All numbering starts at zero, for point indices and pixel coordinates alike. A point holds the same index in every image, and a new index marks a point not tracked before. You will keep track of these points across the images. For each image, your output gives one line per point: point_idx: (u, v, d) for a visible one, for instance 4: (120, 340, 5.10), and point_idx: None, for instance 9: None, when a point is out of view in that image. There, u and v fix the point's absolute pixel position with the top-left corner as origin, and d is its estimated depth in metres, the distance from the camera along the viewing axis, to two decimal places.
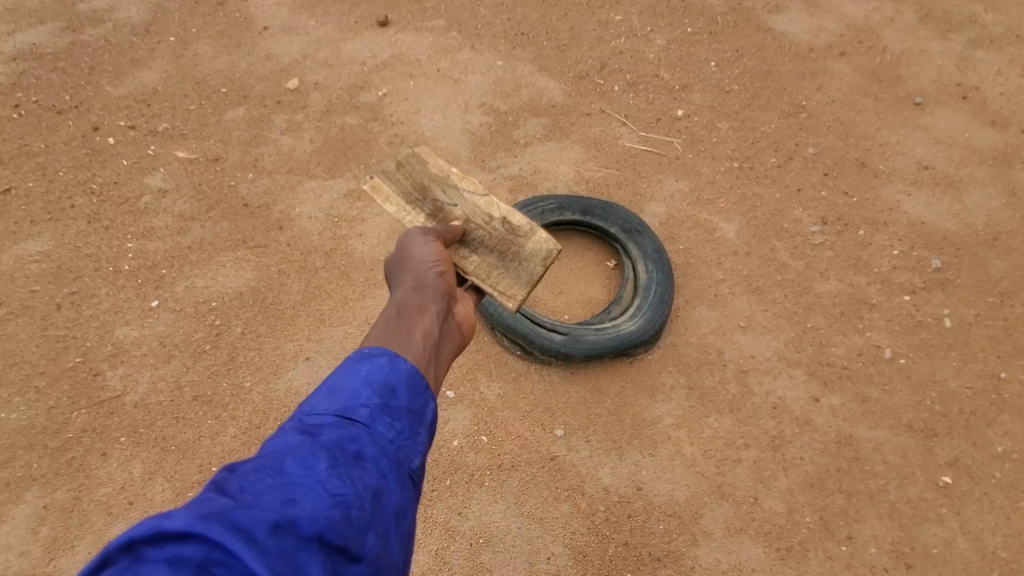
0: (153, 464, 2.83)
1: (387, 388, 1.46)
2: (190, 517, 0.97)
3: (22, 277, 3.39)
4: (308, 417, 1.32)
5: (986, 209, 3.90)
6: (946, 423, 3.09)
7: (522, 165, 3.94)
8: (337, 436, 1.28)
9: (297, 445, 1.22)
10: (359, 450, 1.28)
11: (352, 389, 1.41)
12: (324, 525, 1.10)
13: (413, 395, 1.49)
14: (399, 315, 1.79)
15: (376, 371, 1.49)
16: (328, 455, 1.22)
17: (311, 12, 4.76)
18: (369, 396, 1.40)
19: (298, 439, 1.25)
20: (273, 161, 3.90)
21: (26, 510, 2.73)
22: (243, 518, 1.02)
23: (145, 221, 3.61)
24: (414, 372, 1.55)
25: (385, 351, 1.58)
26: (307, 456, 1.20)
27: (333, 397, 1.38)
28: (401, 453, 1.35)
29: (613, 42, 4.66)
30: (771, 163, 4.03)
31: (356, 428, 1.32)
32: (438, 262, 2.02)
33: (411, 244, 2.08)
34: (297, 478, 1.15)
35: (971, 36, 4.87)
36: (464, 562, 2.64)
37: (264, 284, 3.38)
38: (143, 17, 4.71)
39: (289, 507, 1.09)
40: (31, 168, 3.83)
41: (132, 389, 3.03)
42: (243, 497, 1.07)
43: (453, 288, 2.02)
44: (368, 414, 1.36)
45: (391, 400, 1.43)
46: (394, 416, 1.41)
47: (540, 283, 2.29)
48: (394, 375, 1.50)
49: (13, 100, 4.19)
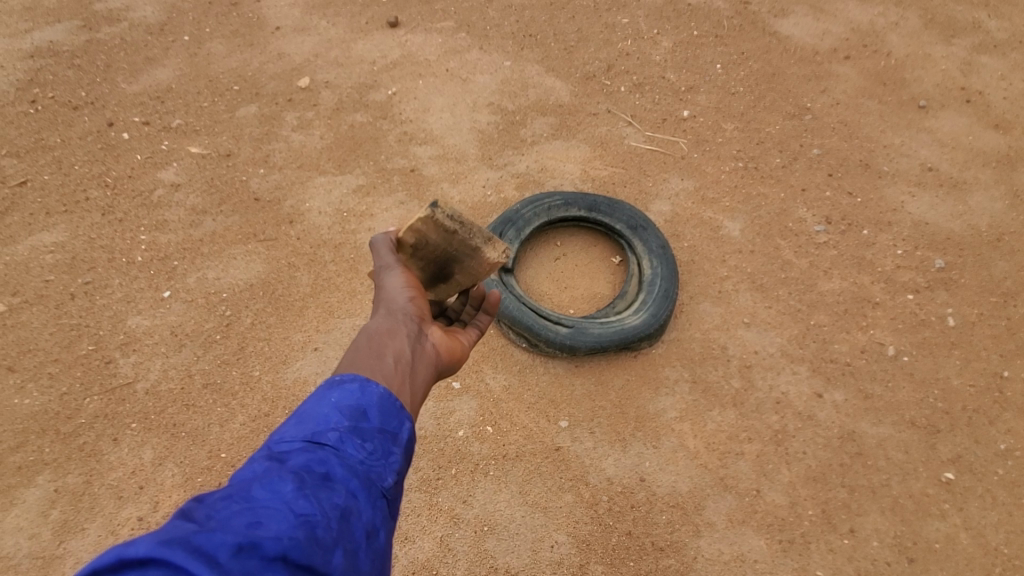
0: (164, 449, 2.88)
1: (358, 411, 1.44)
2: (152, 543, 0.95)
3: (37, 267, 3.45)
4: (276, 446, 1.32)
5: (990, 211, 3.92)
6: (949, 420, 3.10)
7: (529, 163, 3.99)
8: (305, 461, 1.27)
9: (263, 471, 1.21)
10: (327, 472, 1.27)
11: (320, 415, 1.39)
12: (288, 544, 1.08)
13: (385, 416, 1.48)
14: (369, 340, 1.71)
15: (346, 397, 1.47)
16: (295, 478, 1.21)
17: (323, 13, 4.85)
18: (338, 420, 1.39)
19: (266, 465, 1.24)
20: (284, 157, 3.97)
21: (37, 493, 2.78)
22: (206, 542, 1.00)
23: (158, 214, 3.68)
24: (386, 395, 1.52)
25: (356, 376, 1.54)
26: (273, 480, 1.19)
27: (301, 426, 1.36)
28: (372, 473, 1.35)
29: (619, 44, 4.72)
30: (776, 163, 4.07)
31: (325, 451, 1.31)
32: (407, 289, 1.93)
33: (382, 275, 2.00)
34: (264, 501, 1.13)
35: (975, 41, 4.91)
36: (468, 549, 2.67)
37: (274, 276, 3.44)
38: (158, 17, 4.80)
39: (254, 529, 1.07)
40: (47, 162, 3.90)
41: (143, 377, 3.09)
42: (209, 522, 1.05)
43: (425, 313, 1.92)
44: (337, 437, 1.35)
45: (362, 423, 1.42)
46: (365, 437, 1.39)
47: (473, 227, 2.12)
48: (366, 399, 1.48)
49: (29, 95, 4.27)
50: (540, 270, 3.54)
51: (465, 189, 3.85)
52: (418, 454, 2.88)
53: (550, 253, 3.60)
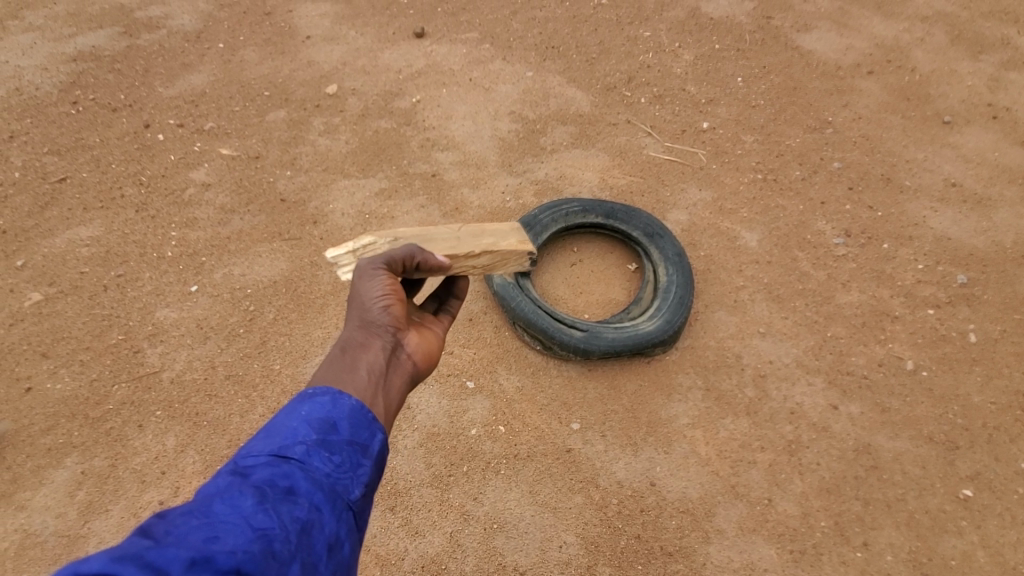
0: (186, 437, 2.97)
1: (328, 424, 1.46)
2: (106, 558, 0.96)
3: (72, 259, 3.60)
4: (242, 460, 1.32)
5: (1015, 227, 3.87)
6: (969, 436, 3.05)
7: (548, 170, 4.06)
8: (269, 475, 1.29)
9: (225, 486, 1.23)
10: (290, 486, 1.28)
11: (288, 430, 1.41)
12: (243, 557, 1.10)
13: (355, 428, 1.50)
14: (342, 354, 1.75)
15: (317, 410, 1.49)
16: (256, 493, 1.23)
17: (351, 23, 5.01)
18: (306, 434, 1.41)
19: (228, 480, 1.25)
20: (311, 160, 4.09)
21: (64, 474, 2.88)
22: (159, 556, 1.00)
23: (189, 212, 3.81)
24: (357, 407, 1.56)
25: (328, 390, 1.57)
26: (234, 495, 1.20)
27: (268, 440, 1.38)
28: (338, 485, 1.36)
29: (640, 56, 4.79)
30: (796, 176, 4.07)
31: (290, 465, 1.33)
32: (386, 294, 1.84)
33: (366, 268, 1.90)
34: (222, 516, 1.15)
35: (1003, 57, 4.87)
36: (476, 546, 2.70)
37: (297, 274, 3.53)
38: (195, 25, 5.00)
39: (211, 543, 1.08)
40: (86, 160, 4.08)
41: (169, 366, 3.19)
42: (167, 537, 1.05)
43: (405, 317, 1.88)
44: (304, 450, 1.37)
45: (331, 436, 1.44)
46: (333, 450, 1.41)
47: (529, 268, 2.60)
48: (336, 411, 1.52)
49: (71, 97, 4.47)
50: (556, 276, 3.58)
51: (485, 195, 3.93)
52: (430, 451, 2.93)
53: (566, 258, 3.65)
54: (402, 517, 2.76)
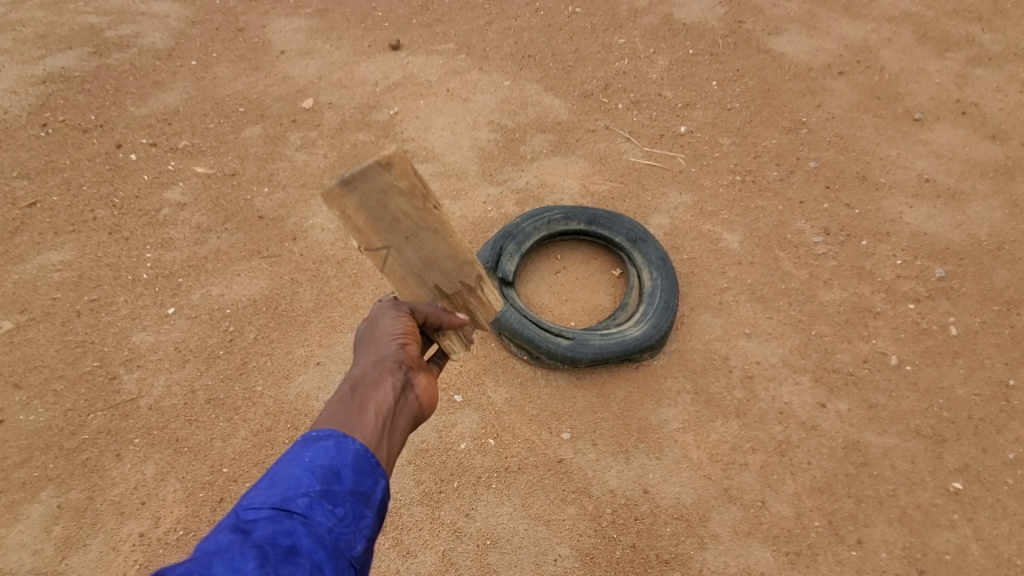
0: (166, 464, 2.88)
1: (331, 472, 1.41)
2: None
3: (44, 285, 3.50)
4: (244, 512, 1.27)
5: (989, 220, 3.93)
6: (955, 429, 3.07)
7: (528, 179, 4.05)
8: (271, 531, 1.23)
9: (227, 545, 1.17)
10: (293, 544, 1.23)
11: (291, 479, 1.35)
12: None
13: (359, 476, 1.45)
14: (353, 392, 1.72)
15: (320, 456, 1.44)
16: (257, 553, 1.17)
17: (326, 37, 4.97)
18: (309, 484, 1.35)
19: (230, 537, 1.20)
20: (289, 176, 4.03)
21: (40, 509, 2.77)
22: None
23: (164, 232, 3.73)
24: (362, 452, 1.51)
25: (332, 432, 1.52)
26: (235, 556, 1.15)
27: (272, 489, 1.33)
28: (340, 541, 1.31)
29: (616, 63, 4.82)
30: (774, 176, 4.11)
31: (292, 520, 1.27)
32: (400, 338, 1.93)
33: (381, 318, 2.01)
34: None
35: (969, 54, 4.98)
36: (471, 563, 2.65)
37: (277, 292, 3.47)
38: (166, 42, 4.93)
39: None
40: (57, 183, 3.98)
41: (147, 393, 3.10)
42: None
43: (415, 361, 1.92)
44: (307, 503, 1.32)
45: (335, 485, 1.39)
46: (336, 502, 1.36)
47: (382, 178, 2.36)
48: (340, 458, 1.46)
49: (40, 119, 4.37)
50: (541, 283, 3.57)
51: (466, 205, 3.90)
52: (420, 468, 2.88)
53: (550, 266, 3.64)
54: (393, 538, 2.70)
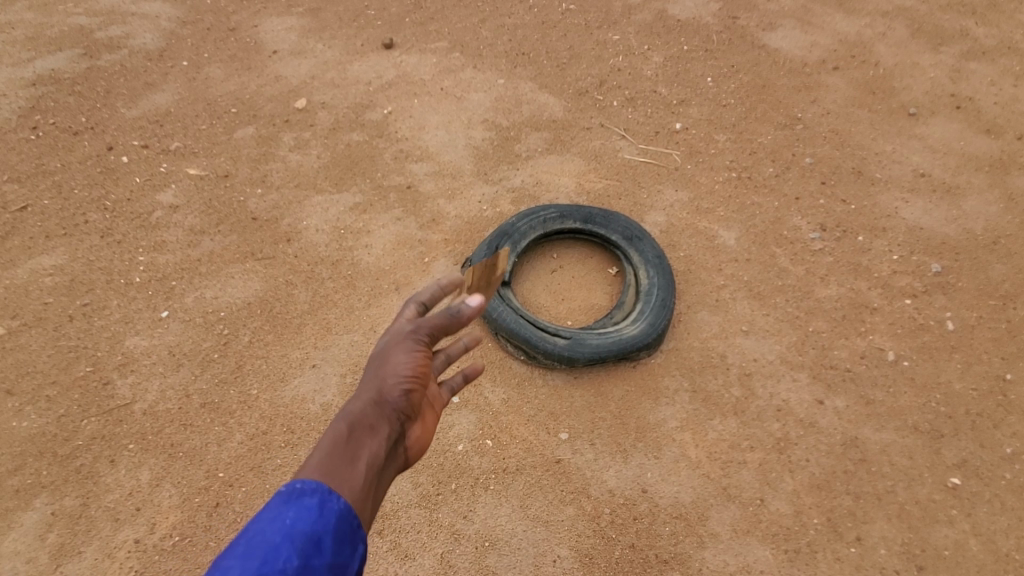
0: (161, 470, 2.86)
1: (312, 541, 1.38)
2: None
3: (36, 290, 3.46)
4: None
5: (985, 214, 3.93)
6: (953, 424, 3.07)
7: (524, 177, 4.03)
8: None
9: None
10: None
11: (270, 548, 1.33)
12: None
13: (339, 544, 1.42)
14: (348, 438, 1.67)
15: (302, 520, 1.41)
16: None
17: (319, 36, 4.94)
18: (288, 557, 1.33)
19: None
20: (282, 177, 4.00)
21: (34, 517, 2.75)
22: None
23: (157, 235, 3.70)
24: (345, 515, 1.48)
25: (317, 488, 1.49)
26: None
27: (248, 558, 1.31)
28: None
29: (611, 60, 4.79)
30: (769, 172, 4.10)
31: None
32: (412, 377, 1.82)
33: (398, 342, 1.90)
34: None
35: (963, 49, 4.98)
36: (469, 565, 2.63)
37: (272, 294, 3.45)
38: (157, 43, 4.89)
39: None
40: (48, 187, 3.94)
41: (141, 397, 3.08)
42: None
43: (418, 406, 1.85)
44: None
45: (313, 557, 1.36)
46: None
47: None
48: (322, 523, 1.43)
49: (31, 122, 4.32)
50: (537, 283, 3.56)
51: (461, 205, 3.88)
52: (417, 470, 2.86)
53: (546, 266, 3.63)
54: (391, 541, 2.68)
